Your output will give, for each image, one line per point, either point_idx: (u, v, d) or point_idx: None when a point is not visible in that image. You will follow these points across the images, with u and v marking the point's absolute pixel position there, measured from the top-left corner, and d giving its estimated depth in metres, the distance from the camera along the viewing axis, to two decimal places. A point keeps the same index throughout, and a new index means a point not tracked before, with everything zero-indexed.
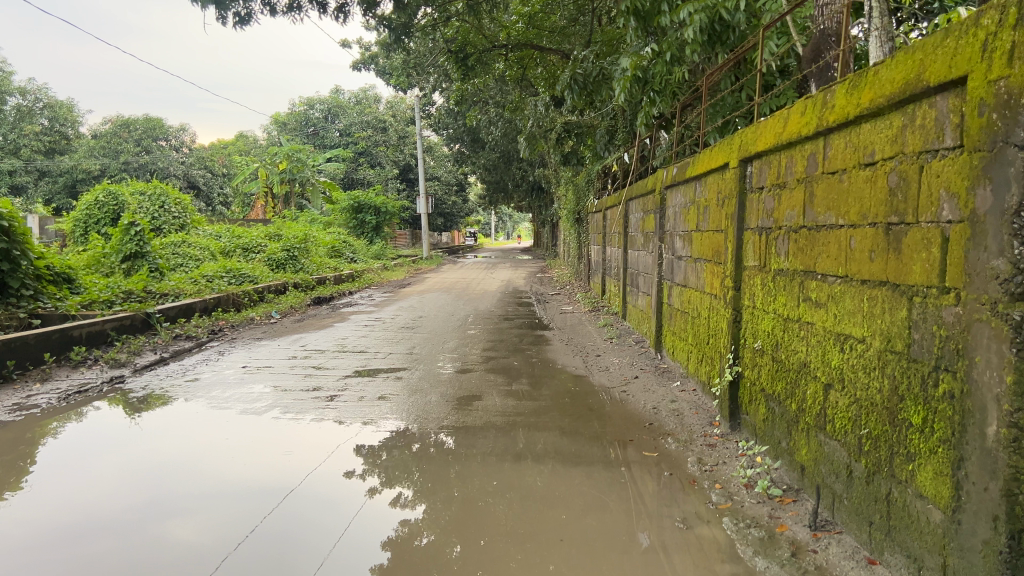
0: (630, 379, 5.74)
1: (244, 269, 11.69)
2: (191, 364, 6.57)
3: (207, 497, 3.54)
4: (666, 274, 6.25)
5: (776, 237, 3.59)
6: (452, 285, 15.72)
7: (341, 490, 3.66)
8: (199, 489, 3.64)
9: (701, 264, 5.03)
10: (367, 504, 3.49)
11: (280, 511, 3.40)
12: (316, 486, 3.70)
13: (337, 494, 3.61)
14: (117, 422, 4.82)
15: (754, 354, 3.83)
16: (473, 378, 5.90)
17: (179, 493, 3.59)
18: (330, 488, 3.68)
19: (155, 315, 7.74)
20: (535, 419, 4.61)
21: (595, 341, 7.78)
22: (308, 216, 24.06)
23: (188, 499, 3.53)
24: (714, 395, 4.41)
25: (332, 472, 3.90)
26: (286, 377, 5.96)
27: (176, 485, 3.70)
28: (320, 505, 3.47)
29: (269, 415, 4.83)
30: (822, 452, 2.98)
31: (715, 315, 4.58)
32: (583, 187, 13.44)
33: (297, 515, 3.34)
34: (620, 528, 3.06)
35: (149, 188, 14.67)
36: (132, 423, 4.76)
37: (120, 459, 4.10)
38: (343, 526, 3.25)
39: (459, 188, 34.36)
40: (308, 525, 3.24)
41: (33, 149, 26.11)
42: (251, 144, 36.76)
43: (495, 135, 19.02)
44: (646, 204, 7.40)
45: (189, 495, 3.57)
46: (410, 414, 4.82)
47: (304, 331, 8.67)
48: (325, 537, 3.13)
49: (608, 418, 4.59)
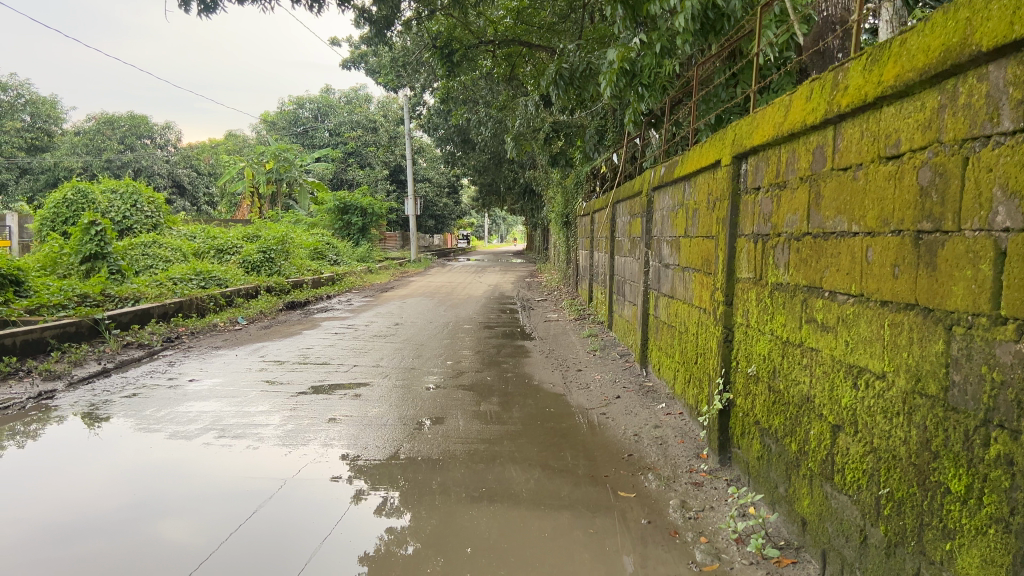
0: (611, 399, 5.20)
1: (215, 271, 11.13)
2: (134, 376, 5.98)
3: (192, 501, 3.41)
4: (653, 282, 5.74)
5: (774, 246, 3.08)
6: (437, 291, 15.18)
7: (318, 505, 3.36)
8: (173, 499, 3.43)
9: (690, 273, 4.52)
10: (345, 520, 3.20)
11: (264, 512, 3.29)
12: (292, 501, 3.41)
13: (315, 509, 3.32)
14: (75, 430, 4.47)
15: (747, 380, 3.31)
16: (439, 395, 5.35)
17: (167, 494, 3.48)
18: (306, 503, 3.38)
19: (104, 321, 7.17)
20: (502, 447, 4.07)
21: (578, 353, 7.25)
22: (294, 218, 23.50)
23: (175, 501, 3.39)
24: (701, 424, 3.89)
25: (313, 485, 3.59)
26: (233, 393, 5.39)
27: (155, 491, 3.51)
28: (294, 521, 3.19)
29: (201, 438, 4.26)
30: (829, 507, 2.46)
31: (704, 331, 4.07)
32: (573, 190, 12.91)
33: (278, 521, 3.20)
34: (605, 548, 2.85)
35: (121, 186, 14.11)
36: (93, 431, 4.44)
37: (93, 464, 3.88)
38: (311, 546, 2.95)
39: (450, 190, 33.80)
40: (276, 544, 2.97)
41: (14, 145, 25.51)
42: (238, 143, 36.10)
43: (484, 136, 18.46)
44: (633, 208, 6.87)
45: (174, 500, 3.42)
46: (361, 437, 4.26)
47: (269, 340, 8.11)
48: (303, 544, 2.97)
49: (584, 448, 4.05)
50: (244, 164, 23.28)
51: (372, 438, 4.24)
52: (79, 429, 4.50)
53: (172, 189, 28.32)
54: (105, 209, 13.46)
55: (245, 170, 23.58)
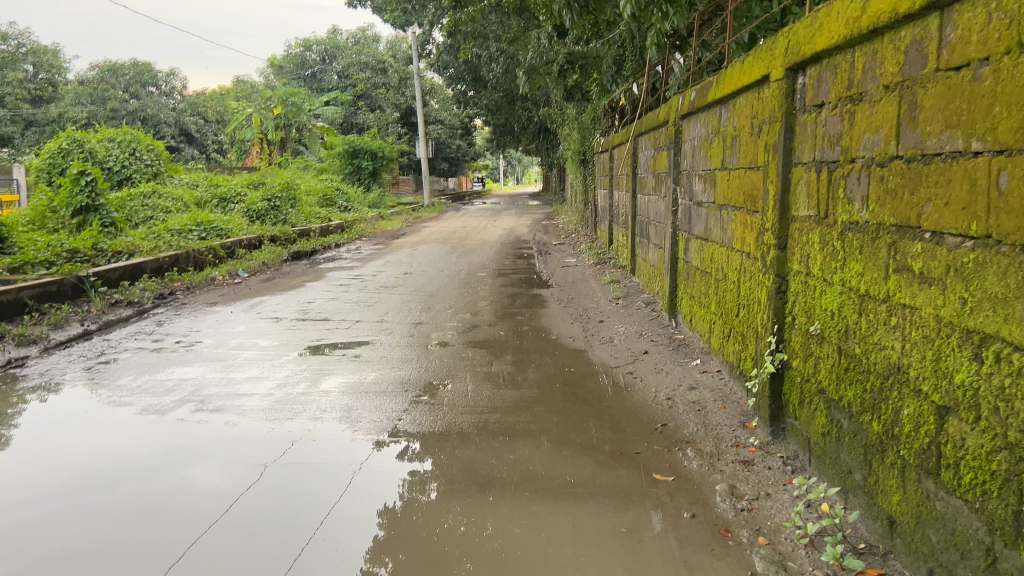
0: (638, 355, 4.65)
1: (216, 220, 10.60)
2: (117, 338, 5.49)
3: (224, 444, 3.38)
4: (682, 223, 5.14)
5: (845, 175, 2.48)
6: (450, 236, 14.58)
7: (312, 486, 2.94)
8: (140, 491, 2.94)
9: (729, 212, 3.93)
10: (336, 515, 2.70)
11: (294, 453, 3.25)
12: (282, 483, 2.97)
13: (301, 501, 2.81)
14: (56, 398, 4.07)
15: (809, 341, 2.75)
16: (447, 355, 4.81)
17: (200, 437, 3.46)
18: (293, 491, 2.90)
19: (89, 278, 6.67)
20: (516, 417, 3.53)
21: (599, 302, 6.70)
22: (303, 164, 22.88)
23: (208, 445, 3.37)
24: (749, 390, 3.33)
25: (301, 470, 3.08)
26: (220, 356, 4.88)
27: (123, 481, 3.03)
28: (277, 517, 2.69)
29: (175, 414, 3.74)
30: (929, 509, 1.92)
31: (748, 279, 3.49)
32: (589, 127, 12.17)
33: (306, 463, 3.14)
34: (634, 541, 2.38)
35: (118, 134, 13.56)
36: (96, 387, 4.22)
37: (50, 450, 3.39)
38: (293, 551, 2.45)
39: (464, 132, 32.83)
40: (253, 549, 2.48)
41: (18, 97, 25.01)
42: (246, 88, 35.26)
43: (495, 72, 17.59)
44: (658, 140, 6.20)
45: (207, 442, 3.41)
46: (357, 409, 3.73)
47: (268, 294, 7.59)
48: (331, 486, 2.93)
49: (610, 416, 3.51)
50: (251, 110, 22.61)
51: (367, 410, 3.71)
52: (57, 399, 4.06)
53: (180, 138, 27.68)
54: (104, 158, 12.95)
55: (253, 117, 22.93)
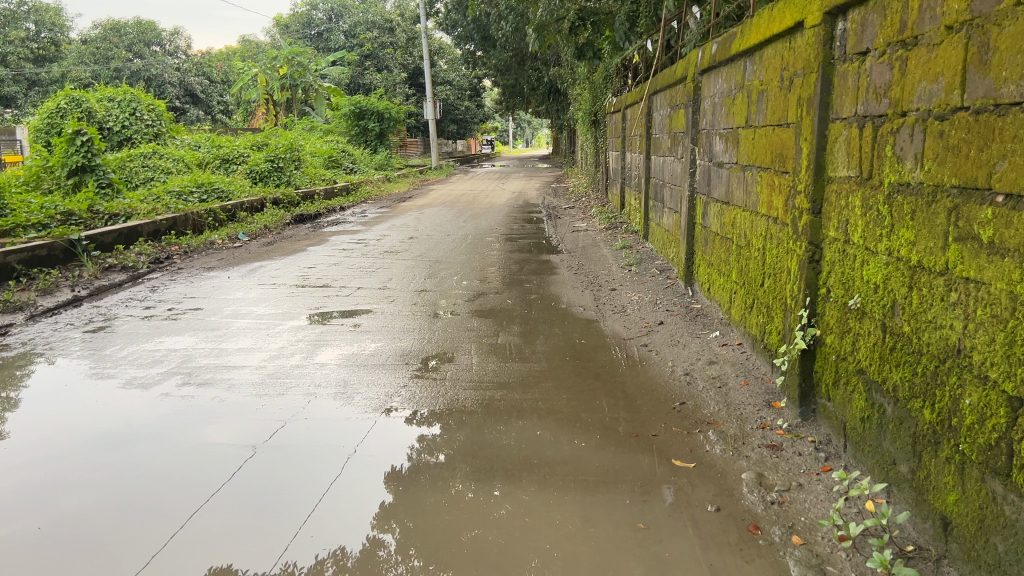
0: (652, 326, 4.39)
1: (217, 182, 10.32)
2: (108, 305, 5.26)
3: (234, 404, 3.31)
4: (700, 186, 4.85)
5: (894, 130, 2.19)
6: (457, 199, 14.28)
7: (322, 449, 2.86)
8: (120, 471, 2.71)
9: (753, 174, 3.64)
10: (329, 502, 2.45)
11: (305, 416, 3.16)
12: (291, 446, 2.89)
13: (306, 468, 2.70)
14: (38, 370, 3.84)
15: (847, 316, 2.48)
16: (451, 326, 4.55)
17: (210, 398, 3.39)
18: (302, 454, 2.82)
19: (81, 242, 6.42)
20: (523, 393, 3.30)
21: (610, 268, 6.44)
22: (309, 125, 22.50)
23: (218, 406, 3.30)
24: (776, 368, 3.07)
25: (293, 453, 2.83)
26: (212, 325, 4.65)
27: (103, 461, 2.80)
28: (272, 496, 2.50)
29: (160, 388, 3.52)
30: (995, 515, 1.68)
31: (776, 247, 3.21)
32: (601, 86, 11.77)
33: (316, 426, 3.06)
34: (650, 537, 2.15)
35: (118, 93, 13.27)
36: (82, 358, 4.00)
37: (28, 426, 3.16)
38: (306, 509, 2.41)
39: (473, 93, 32.31)
40: (259, 515, 2.37)
41: (20, 57, 24.71)
42: (252, 47, 34.70)
43: (504, 31, 17.10)
44: (674, 97, 5.87)
45: (217, 403, 3.34)
46: (352, 384, 3.49)
47: (268, 258, 7.35)
48: (344, 448, 2.86)
49: (624, 393, 3.27)
50: (256, 70, 22.19)
51: (363, 386, 3.46)
52: (39, 371, 3.83)
53: (185, 98, 27.31)
54: (103, 118, 12.66)
55: (258, 77, 22.50)
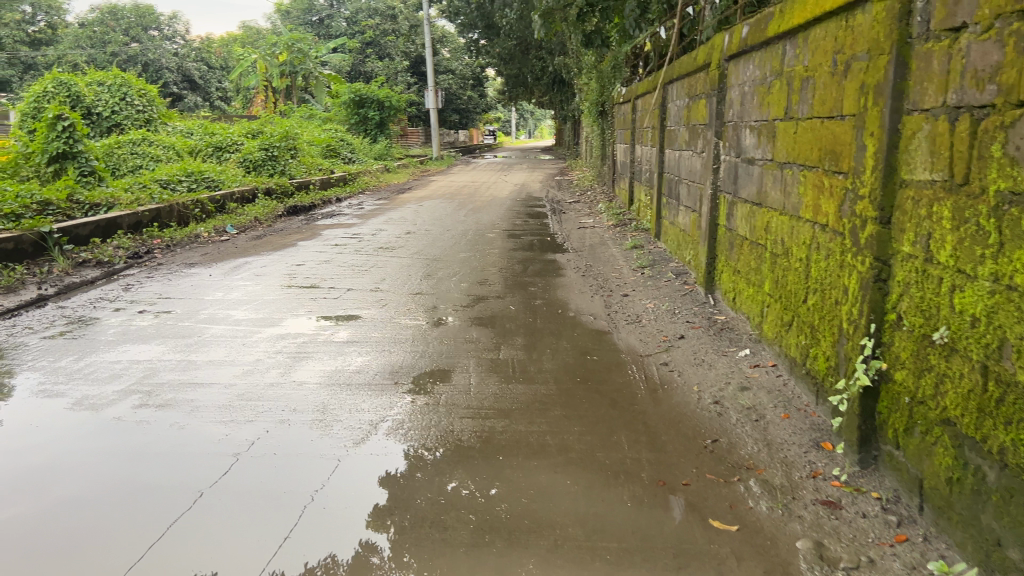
0: (672, 341, 3.93)
1: (207, 170, 9.85)
2: (75, 306, 4.81)
3: (207, 410, 3.03)
4: (724, 183, 4.40)
5: (1007, 125, 1.73)
6: (458, 191, 13.81)
7: (301, 464, 2.57)
8: (95, 479, 2.52)
9: (795, 172, 3.19)
10: (289, 553, 2.08)
11: (282, 429, 2.85)
12: (263, 463, 2.58)
13: (278, 490, 2.41)
14: None
15: (929, 351, 2.03)
16: (447, 336, 4.10)
17: (199, 391, 3.23)
18: (277, 471, 2.53)
19: (53, 235, 5.95)
20: (529, 424, 2.86)
21: (620, 271, 5.99)
22: (307, 112, 22.00)
23: (195, 409, 3.04)
24: (830, 405, 2.61)
25: (243, 500, 2.36)
26: (183, 332, 4.18)
27: (72, 472, 2.57)
28: (261, 497, 2.37)
29: (112, 411, 3.04)
30: None
31: (827, 258, 2.76)
32: (609, 75, 11.28)
33: (292, 440, 2.75)
34: None
35: (108, 78, 12.78)
36: (33, 369, 3.54)
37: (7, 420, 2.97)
38: (298, 510, 2.30)
39: (475, 82, 31.74)
40: (250, 515, 2.27)
41: (15, 39, 24.14)
42: (252, 32, 34.04)
43: (508, 18, 16.58)
44: (694, 86, 5.40)
45: (193, 407, 3.07)
46: (331, 408, 3.03)
47: (256, 253, 6.90)
48: (322, 465, 2.56)
49: (646, 426, 2.83)
50: (255, 55, 21.67)
51: (344, 411, 3.00)
52: None
53: (183, 84, 26.73)
54: (92, 103, 12.17)
55: (257, 63, 21.98)
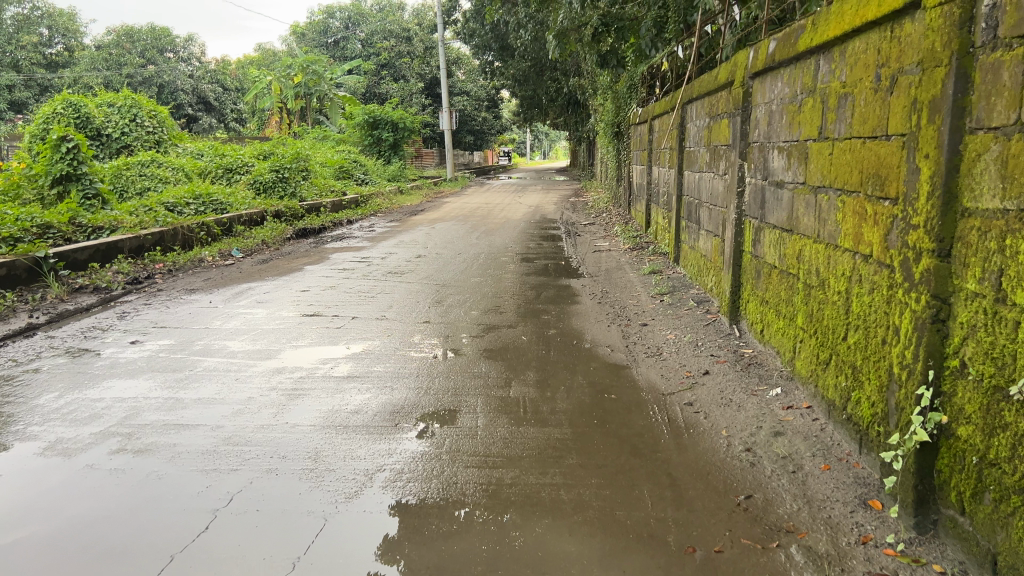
0: (696, 378, 3.65)
1: (215, 193, 9.69)
2: (64, 335, 4.59)
3: (190, 457, 2.79)
4: (750, 208, 4.14)
5: None
6: (471, 213, 13.59)
7: (286, 522, 2.31)
8: (87, 514, 2.39)
9: (832, 196, 2.92)
10: None
11: (267, 480, 2.59)
12: (244, 522, 2.32)
13: (258, 555, 2.14)
14: None
15: (1005, 406, 1.74)
16: (454, 371, 3.83)
17: (189, 430, 3.04)
18: (259, 530, 2.27)
19: (48, 260, 5.78)
20: (541, 475, 2.59)
21: (639, 298, 5.72)
22: (321, 134, 21.93)
23: (178, 455, 2.80)
24: (882, 460, 2.31)
25: (218, 565, 2.09)
26: (174, 365, 3.94)
27: (64, 507, 2.44)
28: (251, 546, 2.19)
29: (87, 457, 2.80)
30: None
31: (871, 293, 2.49)
32: (624, 96, 11.07)
33: (276, 495, 2.48)
34: None
35: (117, 99, 12.70)
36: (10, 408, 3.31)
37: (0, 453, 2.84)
38: (290, 558, 2.12)
39: (490, 104, 31.64)
40: (242, 563, 2.10)
41: (31, 61, 24.16)
42: (268, 53, 34.20)
43: (523, 39, 16.46)
44: (716, 106, 5.16)
45: (176, 453, 2.83)
46: (324, 456, 2.77)
47: (260, 278, 6.68)
48: (309, 525, 2.30)
49: (670, 479, 2.55)
50: (270, 77, 21.62)
51: (339, 459, 2.74)
52: None
53: (197, 106, 26.76)
54: (102, 124, 12.10)
55: (271, 84, 21.94)
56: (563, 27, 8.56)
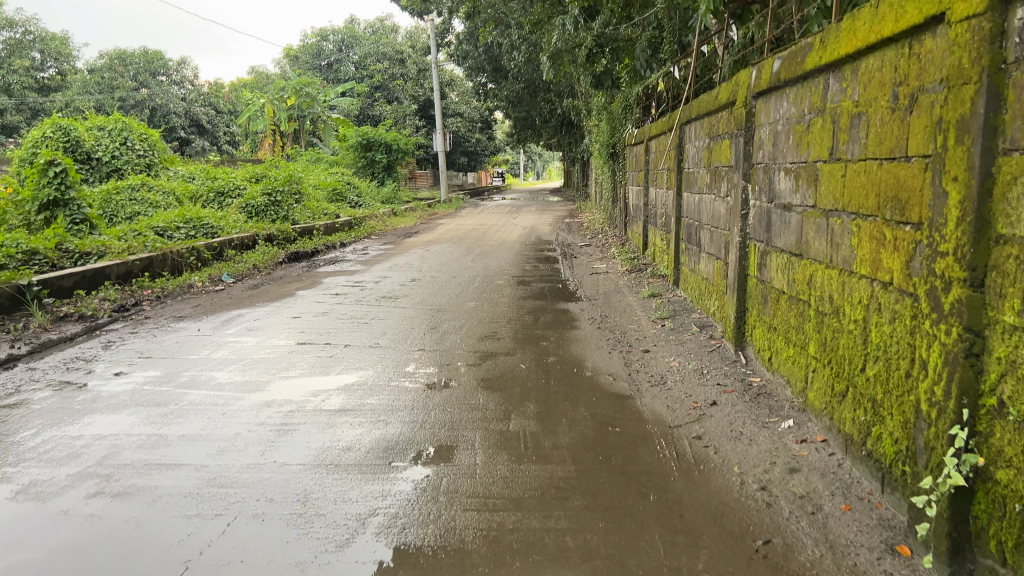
0: (703, 409, 3.50)
1: (206, 216, 9.55)
2: (46, 367, 4.43)
3: (171, 500, 2.63)
4: (755, 231, 4.01)
5: None
6: (466, 234, 13.47)
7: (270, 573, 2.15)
8: (58, 563, 2.24)
9: (846, 220, 2.79)
10: None
11: (252, 526, 2.43)
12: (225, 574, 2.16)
13: None
14: None
15: None
16: (451, 403, 3.68)
17: (172, 470, 2.88)
18: None
19: (32, 288, 5.61)
20: (545, 519, 2.43)
21: (639, 322, 5.58)
22: (315, 156, 21.84)
23: (158, 498, 2.64)
24: (911, 502, 2.16)
25: None
26: (159, 399, 3.77)
27: (33, 555, 2.29)
28: None
29: (61, 501, 2.64)
30: None
31: (893, 323, 2.35)
32: (620, 117, 10.99)
33: (261, 542, 2.32)
34: None
35: (108, 122, 12.58)
36: None
37: None
38: None
39: (484, 125, 31.63)
40: None
41: (23, 85, 24.06)
42: (261, 75, 34.21)
43: (517, 61, 16.43)
44: (716, 126, 5.05)
45: (156, 495, 2.67)
46: (314, 499, 2.61)
47: (250, 304, 6.53)
48: None
49: (682, 522, 2.40)
50: (263, 100, 21.56)
51: (329, 502, 2.58)
52: None
53: (190, 128, 26.68)
54: (91, 148, 11.97)
55: (264, 107, 21.87)
56: (558, 48, 8.55)
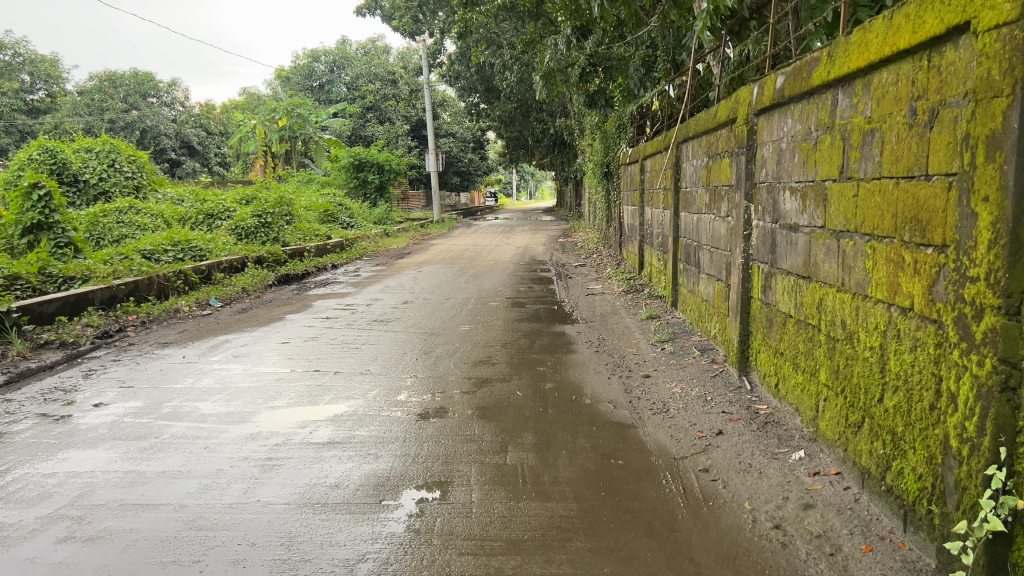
0: (708, 438, 3.35)
1: (194, 238, 9.39)
2: (22, 398, 4.24)
3: (146, 545, 2.45)
4: (758, 251, 3.88)
5: None
6: (459, 255, 13.33)
7: None
8: None
9: (859, 240, 2.66)
10: None
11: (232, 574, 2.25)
12: None
13: None
14: None
15: None
16: (445, 434, 3.51)
17: (149, 511, 2.70)
18: None
19: (11, 314, 5.43)
20: (546, 563, 2.27)
21: (638, 346, 5.43)
22: (306, 177, 21.72)
23: (133, 543, 2.46)
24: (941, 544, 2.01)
25: None
26: (139, 432, 3.60)
27: None
28: None
29: (28, 547, 2.46)
30: None
31: (915, 352, 2.21)
32: (613, 136, 10.92)
33: None
34: None
35: (96, 143, 12.42)
36: None
37: None
38: None
39: (476, 145, 31.60)
40: None
41: (12, 108, 23.90)
42: (253, 97, 34.18)
43: (509, 82, 16.41)
44: (715, 145, 4.94)
45: (130, 540, 2.49)
46: (300, 542, 2.44)
47: (238, 329, 6.36)
48: None
49: (694, 566, 2.24)
50: (254, 121, 21.46)
51: (316, 546, 2.41)
52: None
53: (181, 150, 26.54)
54: (78, 170, 11.80)
55: (256, 128, 21.77)
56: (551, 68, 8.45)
